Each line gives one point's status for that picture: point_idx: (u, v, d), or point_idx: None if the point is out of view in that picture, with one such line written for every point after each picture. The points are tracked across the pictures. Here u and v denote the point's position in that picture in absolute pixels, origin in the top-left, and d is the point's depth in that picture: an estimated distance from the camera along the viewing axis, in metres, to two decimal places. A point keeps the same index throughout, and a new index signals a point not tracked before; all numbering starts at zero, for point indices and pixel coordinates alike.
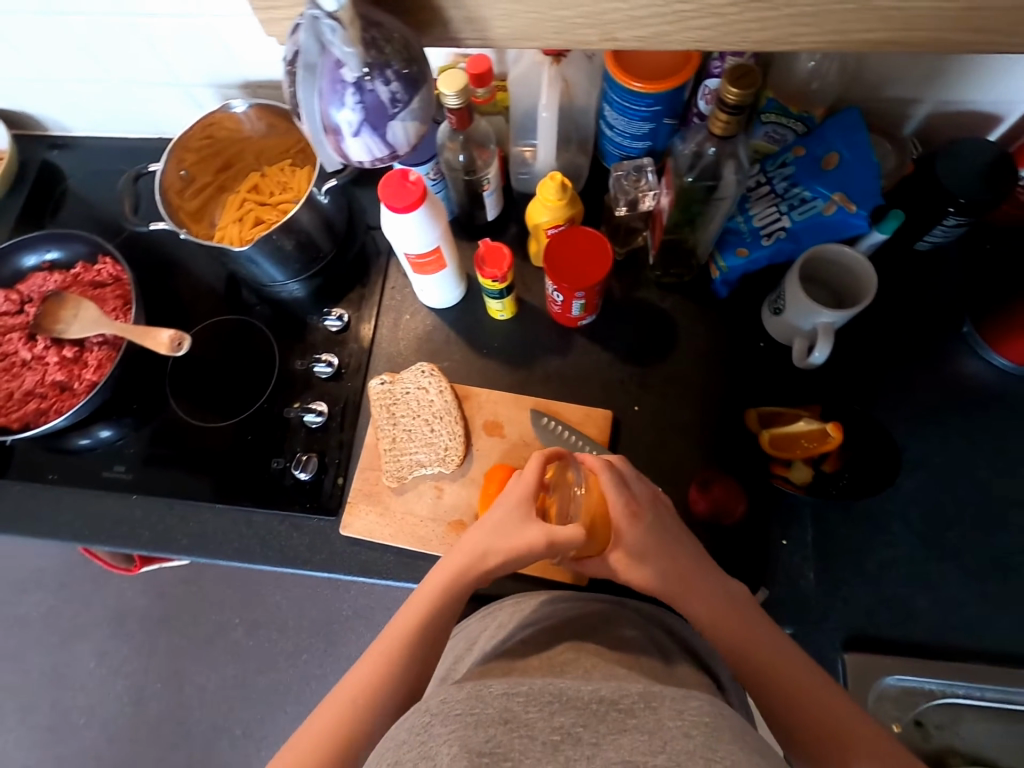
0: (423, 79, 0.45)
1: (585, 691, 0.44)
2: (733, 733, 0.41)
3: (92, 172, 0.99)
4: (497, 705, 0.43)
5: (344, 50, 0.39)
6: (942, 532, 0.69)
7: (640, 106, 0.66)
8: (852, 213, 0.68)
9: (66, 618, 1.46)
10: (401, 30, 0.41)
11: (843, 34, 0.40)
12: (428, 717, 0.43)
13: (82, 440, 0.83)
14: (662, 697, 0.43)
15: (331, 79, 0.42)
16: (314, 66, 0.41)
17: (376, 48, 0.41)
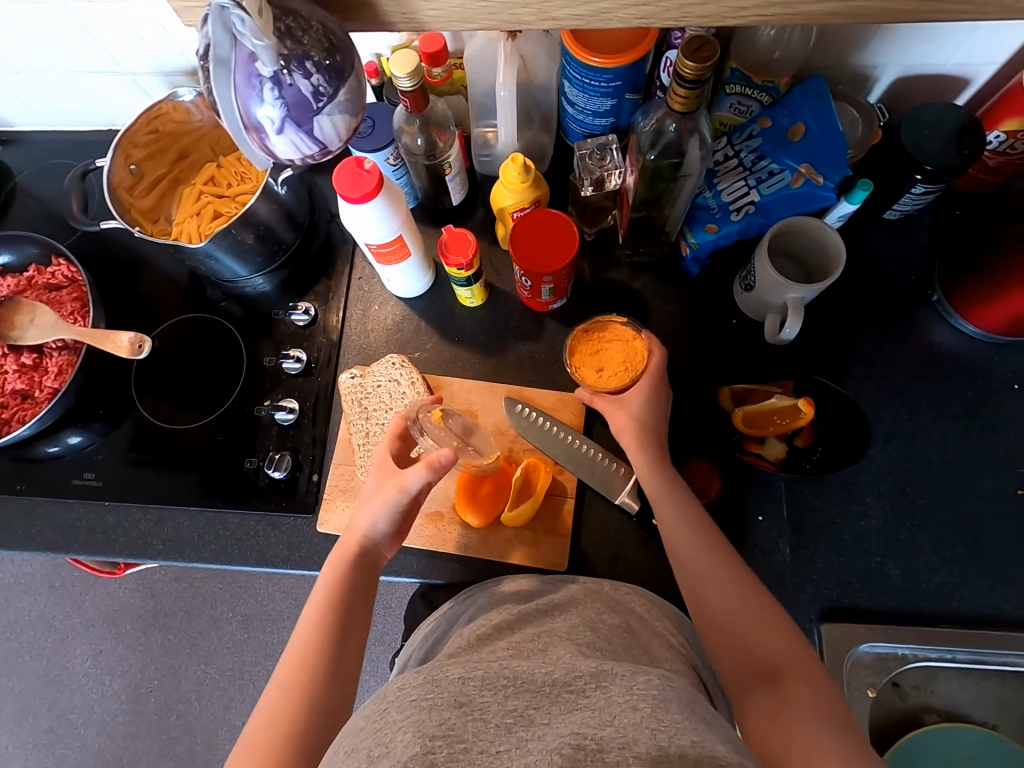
0: (349, 73, 0.41)
1: (539, 673, 0.45)
2: (679, 703, 0.42)
3: (41, 168, 0.95)
4: (452, 690, 0.44)
5: (255, 42, 0.36)
6: (913, 501, 0.70)
7: (600, 82, 0.64)
8: (819, 185, 0.67)
9: (58, 620, 1.45)
10: (318, 19, 0.39)
11: (787, 7, 0.39)
12: (385, 705, 0.45)
13: (50, 448, 0.81)
14: (612, 676, 0.44)
15: (246, 74, 0.38)
16: (227, 61, 0.37)
17: (293, 37, 0.38)
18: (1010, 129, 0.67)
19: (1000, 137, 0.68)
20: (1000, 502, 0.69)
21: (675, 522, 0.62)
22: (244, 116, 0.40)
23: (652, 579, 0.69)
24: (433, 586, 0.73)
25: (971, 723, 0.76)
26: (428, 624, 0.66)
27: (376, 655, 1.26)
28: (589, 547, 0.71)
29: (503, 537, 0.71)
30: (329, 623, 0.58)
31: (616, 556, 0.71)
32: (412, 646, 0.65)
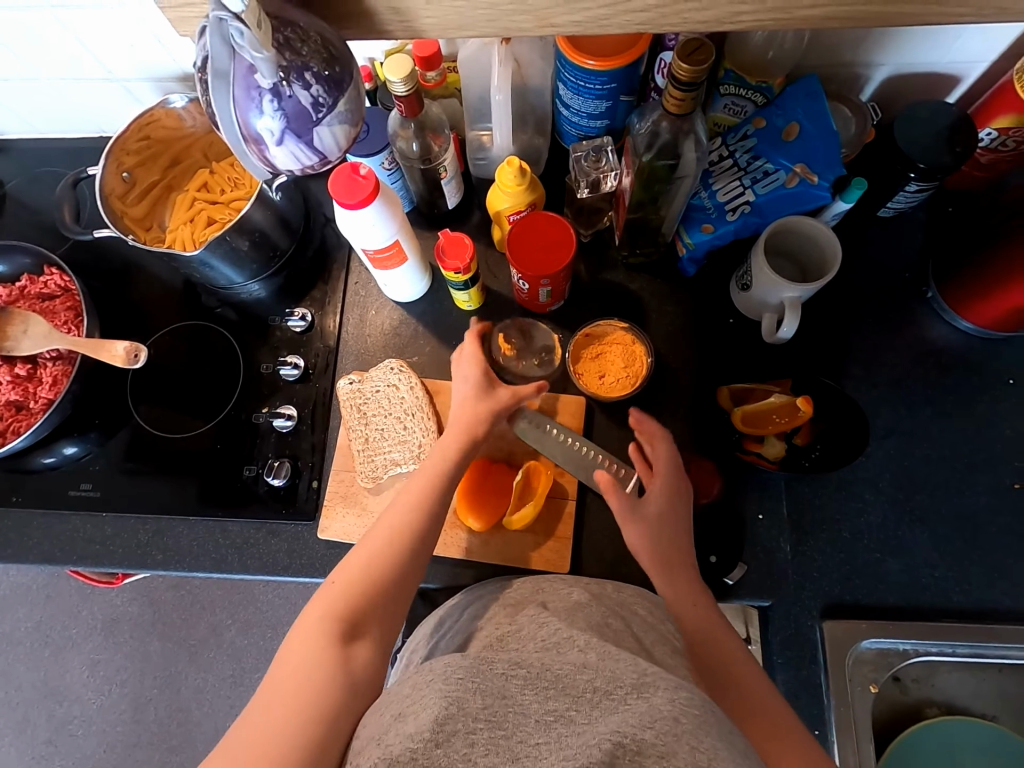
0: (349, 82, 0.41)
1: (581, 679, 0.44)
2: (718, 728, 0.41)
3: (31, 176, 0.94)
4: (496, 681, 0.44)
5: (256, 54, 0.35)
6: (911, 497, 0.70)
7: (595, 84, 0.64)
8: (814, 184, 0.67)
9: (54, 630, 1.44)
10: (318, 30, 0.38)
11: (786, 12, 0.38)
12: (431, 675, 0.45)
13: (45, 459, 0.80)
14: (654, 685, 0.43)
15: (246, 86, 0.37)
16: (226, 73, 0.37)
17: (292, 48, 0.37)
18: (1001, 126, 0.67)
19: (992, 135, 0.69)
20: (996, 496, 0.70)
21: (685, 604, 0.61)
22: (244, 126, 0.40)
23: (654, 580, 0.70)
24: (435, 592, 0.73)
25: (970, 716, 0.77)
26: (433, 618, 0.67)
27: None
28: (590, 549, 0.71)
29: (503, 541, 0.71)
30: (434, 494, 0.63)
31: (617, 557, 0.71)
32: (411, 646, 0.66)
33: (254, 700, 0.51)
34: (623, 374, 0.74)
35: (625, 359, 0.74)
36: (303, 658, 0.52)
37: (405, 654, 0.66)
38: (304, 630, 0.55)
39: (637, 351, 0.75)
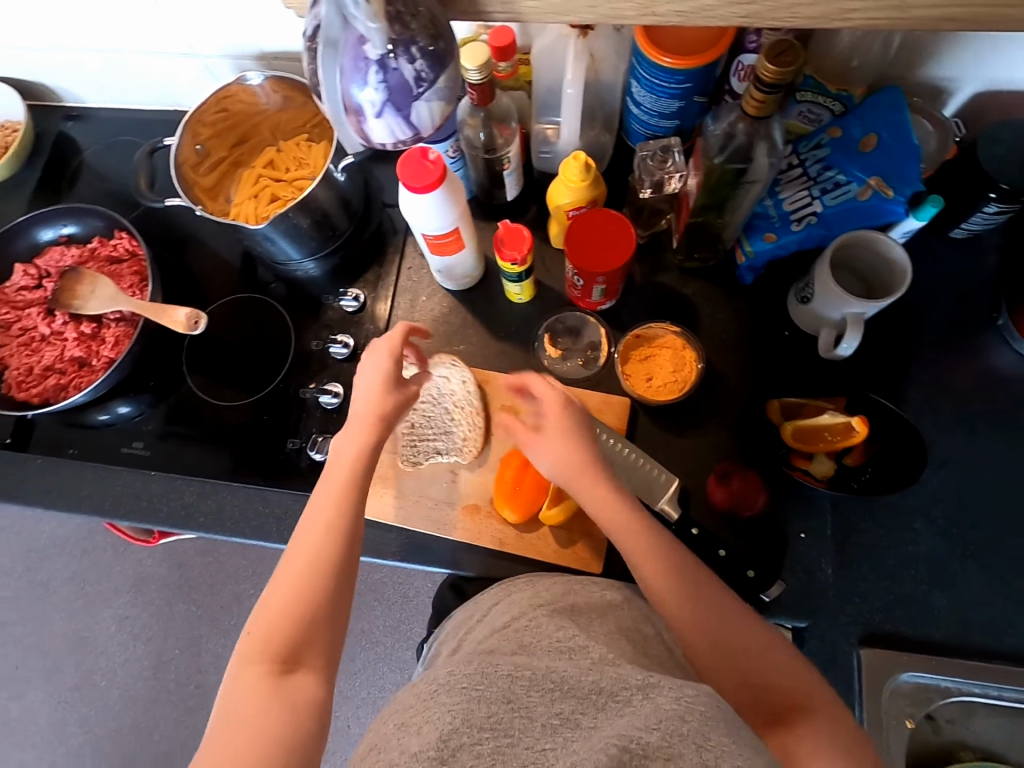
0: (450, 56, 0.42)
1: (586, 680, 0.45)
2: (731, 724, 0.41)
3: (106, 144, 0.98)
4: (501, 685, 0.45)
5: (368, 25, 0.37)
6: (965, 530, 0.67)
7: (670, 83, 0.63)
8: (888, 198, 0.65)
9: (87, 583, 1.50)
10: (428, 7, 0.38)
11: (904, 11, 0.35)
12: (434, 686, 0.46)
13: (101, 416, 0.84)
14: (660, 686, 0.44)
15: (354, 56, 0.40)
16: (336, 42, 0.39)
17: (402, 22, 0.38)
18: None
19: None
20: None
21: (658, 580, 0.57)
22: (347, 99, 0.43)
23: None
24: (465, 579, 0.73)
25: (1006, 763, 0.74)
26: (463, 615, 0.66)
27: (391, 643, 1.26)
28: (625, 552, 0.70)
29: (540, 536, 0.71)
30: (347, 504, 0.58)
31: None
32: (443, 637, 0.67)
33: (201, 747, 0.48)
34: (672, 381, 0.73)
35: (675, 362, 0.74)
36: (237, 701, 0.49)
37: (439, 638, 0.68)
38: (236, 671, 0.51)
39: (688, 358, 0.74)
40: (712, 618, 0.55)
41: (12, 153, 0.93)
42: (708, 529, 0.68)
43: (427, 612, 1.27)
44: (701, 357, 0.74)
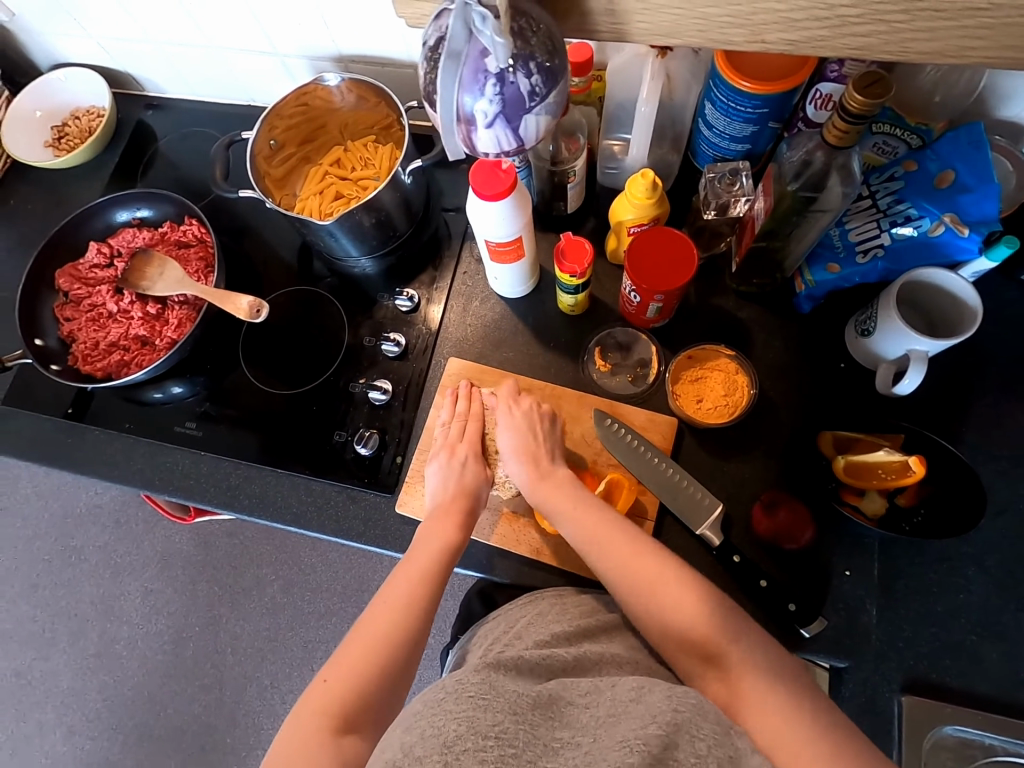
0: (563, 75, 0.41)
1: (585, 716, 0.46)
2: (717, 714, 0.44)
3: (181, 134, 1.02)
4: (508, 698, 0.45)
5: (495, 41, 0.35)
6: (1021, 583, 0.65)
7: (746, 107, 0.63)
8: (962, 236, 0.63)
9: (118, 555, 1.54)
10: (547, 21, 0.38)
11: (1020, 53, 0.33)
12: (443, 694, 0.46)
13: (156, 394, 0.87)
14: (652, 690, 0.46)
15: (474, 68, 0.38)
16: (459, 53, 0.37)
17: (524, 37, 0.37)
18: None
19: None
20: None
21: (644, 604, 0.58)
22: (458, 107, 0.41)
23: None
24: (498, 584, 0.73)
25: None
26: (489, 622, 0.66)
27: None
28: None
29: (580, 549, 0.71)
30: (428, 589, 0.62)
31: None
32: (470, 638, 0.68)
33: None
34: (720, 406, 0.72)
35: (728, 383, 0.73)
36: (295, 746, 0.52)
37: (470, 637, 0.68)
38: (302, 718, 0.53)
39: (739, 385, 0.73)
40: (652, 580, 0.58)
41: (95, 136, 0.98)
42: (748, 558, 0.67)
43: (445, 614, 1.28)
44: (754, 383, 0.73)
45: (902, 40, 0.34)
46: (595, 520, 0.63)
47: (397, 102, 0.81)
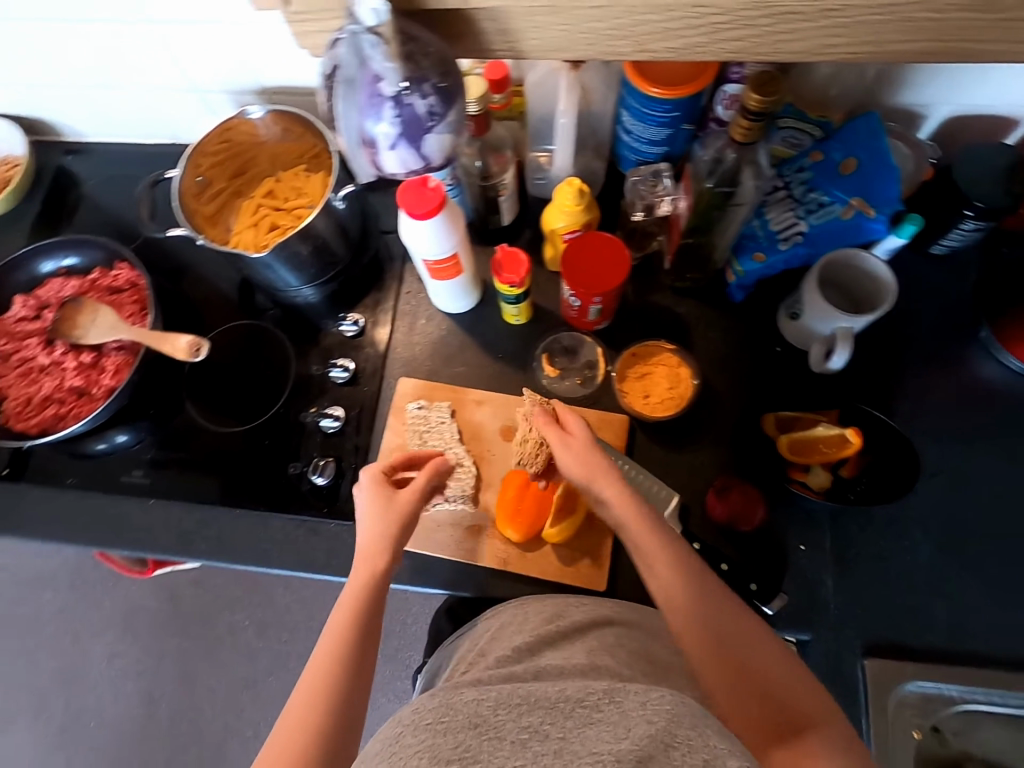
0: (458, 94, 0.45)
1: (552, 692, 0.43)
2: (694, 718, 0.39)
3: (107, 176, 0.99)
4: (467, 712, 0.43)
5: (384, 65, 0.39)
6: (961, 538, 0.68)
7: (659, 112, 0.66)
8: (869, 218, 0.68)
9: (77, 619, 1.46)
10: (438, 44, 0.40)
11: (879, 45, 0.37)
12: (399, 729, 0.43)
13: (99, 445, 0.83)
14: (625, 691, 0.42)
15: (369, 93, 0.43)
16: (353, 79, 0.42)
17: (414, 61, 0.40)
18: None
19: None
20: None
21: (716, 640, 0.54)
22: (361, 131, 0.46)
23: None
24: (463, 598, 0.73)
25: None
26: (460, 636, 0.67)
27: (390, 673, 1.24)
28: (626, 569, 0.71)
29: (544, 553, 0.71)
30: (349, 661, 0.56)
31: None
32: (442, 657, 0.68)
33: None
34: (666, 400, 0.75)
35: (672, 375, 0.76)
36: None
37: (442, 657, 0.67)
38: None
39: (683, 377, 0.75)
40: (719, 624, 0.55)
41: (12, 186, 0.95)
42: (708, 544, 0.69)
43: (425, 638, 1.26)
44: (697, 374, 0.75)
45: (772, 41, 0.37)
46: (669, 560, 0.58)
47: (323, 130, 0.82)
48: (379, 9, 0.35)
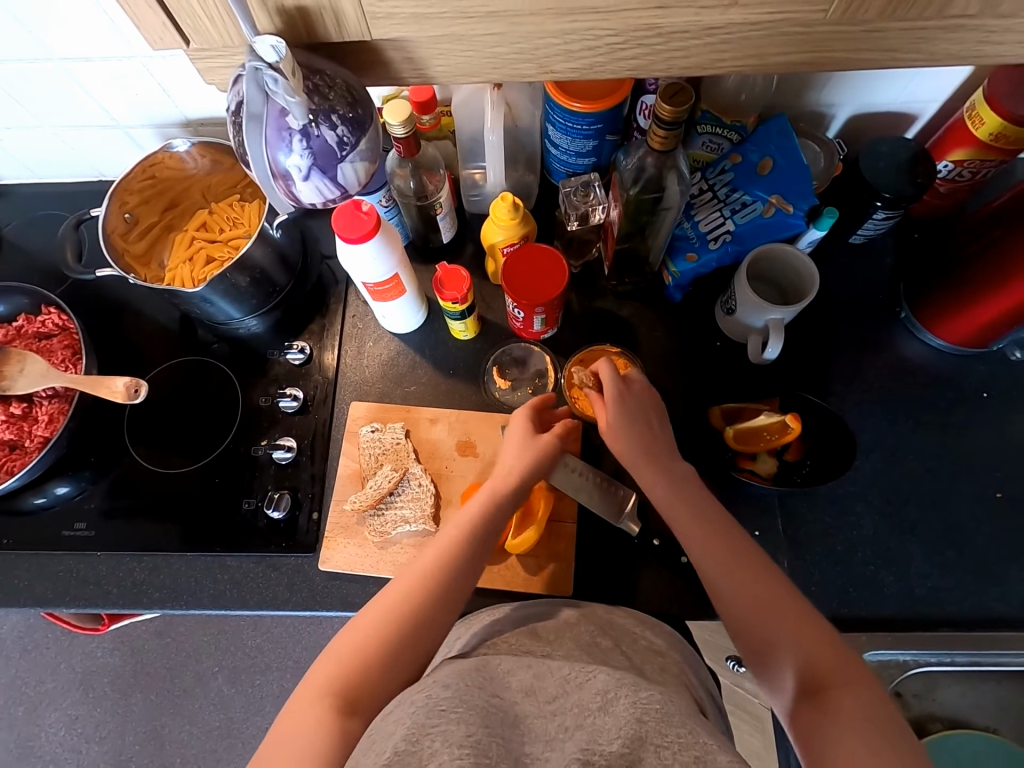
0: (369, 122, 0.48)
1: (555, 707, 0.43)
2: (681, 717, 0.41)
3: (29, 219, 0.96)
4: (477, 709, 0.42)
5: (288, 98, 0.42)
6: (901, 508, 0.72)
7: (582, 125, 0.69)
8: (790, 213, 0.71)
9: (30, 687, 1.38)
10: (341, 76, 0.45)
11: (761, 58, 0.44)
12: (415, 710, 0.42)
13: (37, 499, 0.80)
14: (619, 694, 0.43)
15: (277, 127, 0.44)
16: (259, 115, 0.44)
17: (320, 94, 0.44)
18: (957, 159, 0.73)
19: (948, 167, 0.74)
20: (981, 505, 0.72)
21: (742, 607, 0.55)
22: (274, 165, 0.46)
23: (656, 601, 0.70)
24: None
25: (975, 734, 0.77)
26: None
27: None
28: (591, 572, 0.72)
29: (508, 565, 0.71)
30: (466, 555, 0.58)
31: (620, 581, 0.71)
32: None
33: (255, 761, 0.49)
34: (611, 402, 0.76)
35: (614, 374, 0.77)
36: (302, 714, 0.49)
37: None
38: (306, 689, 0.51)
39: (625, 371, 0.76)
40: (764, 592, 0.55)
41: None
42: (668, 539, 0.72)
43: None
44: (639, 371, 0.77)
45: (665, 59, 0.44)
46: (708, 527, 0.59)
47: None
48: (278, 45, 0.39)
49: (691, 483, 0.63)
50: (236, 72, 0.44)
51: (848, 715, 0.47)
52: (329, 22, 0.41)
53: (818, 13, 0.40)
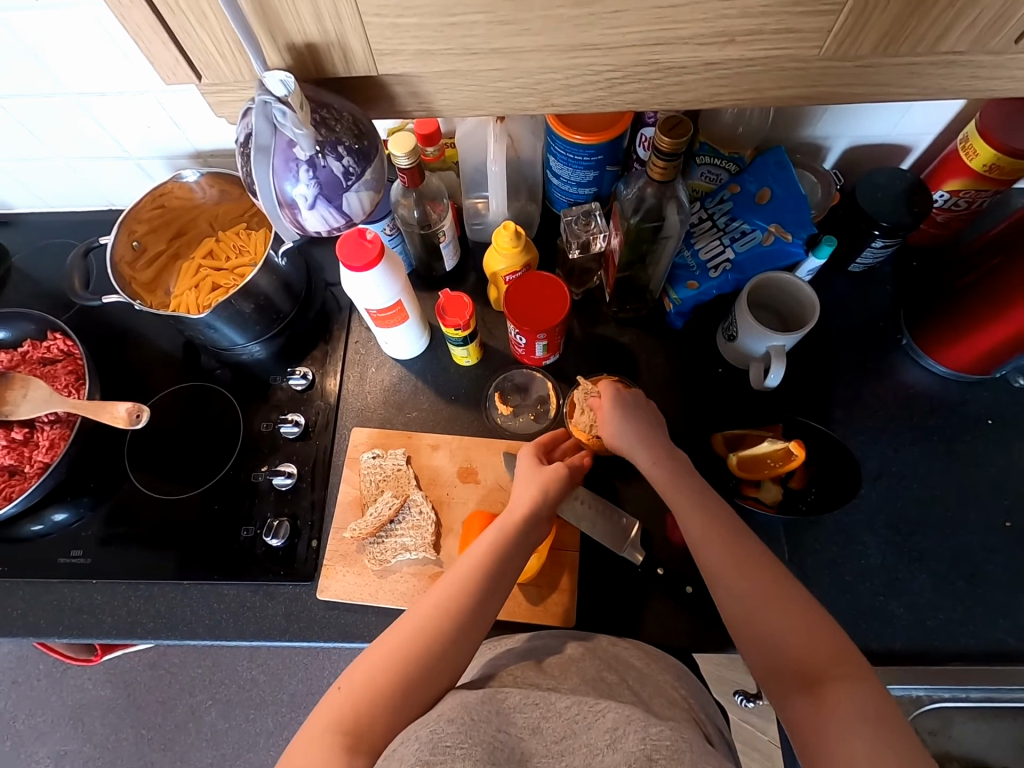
0: (373, 151, 0.50)
1: (562, 742, 0.42)
2: (692, 755, 0.41)
3: (38, 247, 0.97)
4: (483, 746, 0.41)
5: (296, 130, 0.43)
6: (908, 537, 0.71)
7: (584, 156, 0.70)
8: (789, 241, 0.71)
9: (19, 720, 1.34)
10: (350, 110, 0.46)
11: (758, 92, 0.45)
12: (417, 746, 0.41)
13: (34, 526, 0.78)
14: (627, 729, 0.42)
15: (285, 157, 0.46)
16: (267, 146, 0.45)
17: (328, 126, 0.45)
18: (952, 189, 0.74)
19: (944, 197, 0.75)
20: (990, 534, 0.71)
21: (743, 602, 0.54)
22: (280, 193, 0.48)
23: (661, 633, 0.68)
24: None
25: None
26: None
27: None
28: (594, 603, 0.70)
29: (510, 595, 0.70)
30: (478, 596, 0.57)
31: (624, 611, 0.70)
32: None
33: None
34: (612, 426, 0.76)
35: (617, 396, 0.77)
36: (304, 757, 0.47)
37: None
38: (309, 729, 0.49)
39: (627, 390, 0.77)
40: (761, 588, 0.54)
41: None
42: (673, 569, 0.71)
43: None
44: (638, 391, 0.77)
45: (664, 93, 0.45)
46: (709, 528, 0.58)
47: None
48: (287, 79, 0.40)
49: (691, 492, 0.62)
50: (245, 106, 0.46)
51: (849, 716, 0.46)
52: (338, 59, 0.42)
53: (813, 49, 0.41)
